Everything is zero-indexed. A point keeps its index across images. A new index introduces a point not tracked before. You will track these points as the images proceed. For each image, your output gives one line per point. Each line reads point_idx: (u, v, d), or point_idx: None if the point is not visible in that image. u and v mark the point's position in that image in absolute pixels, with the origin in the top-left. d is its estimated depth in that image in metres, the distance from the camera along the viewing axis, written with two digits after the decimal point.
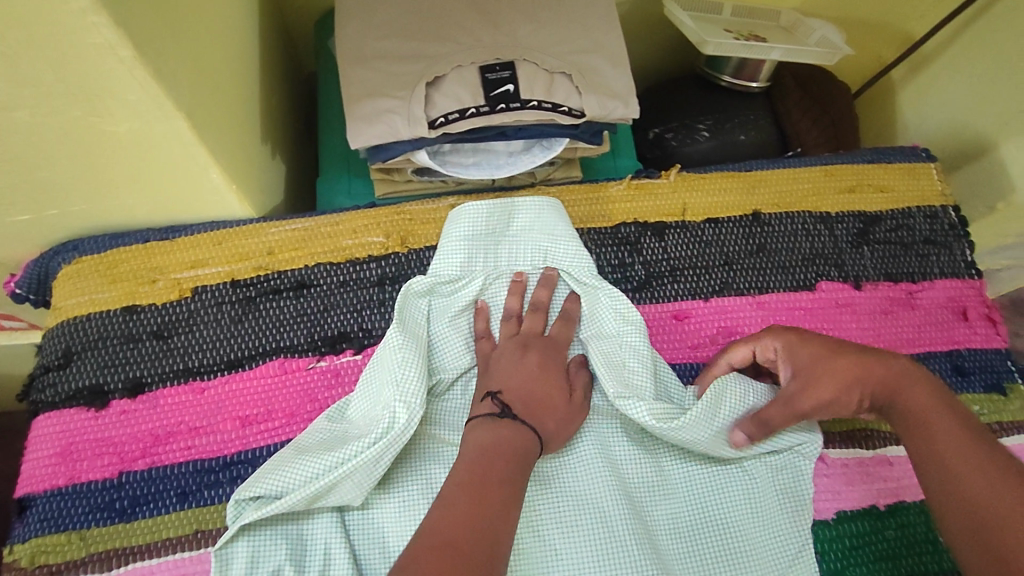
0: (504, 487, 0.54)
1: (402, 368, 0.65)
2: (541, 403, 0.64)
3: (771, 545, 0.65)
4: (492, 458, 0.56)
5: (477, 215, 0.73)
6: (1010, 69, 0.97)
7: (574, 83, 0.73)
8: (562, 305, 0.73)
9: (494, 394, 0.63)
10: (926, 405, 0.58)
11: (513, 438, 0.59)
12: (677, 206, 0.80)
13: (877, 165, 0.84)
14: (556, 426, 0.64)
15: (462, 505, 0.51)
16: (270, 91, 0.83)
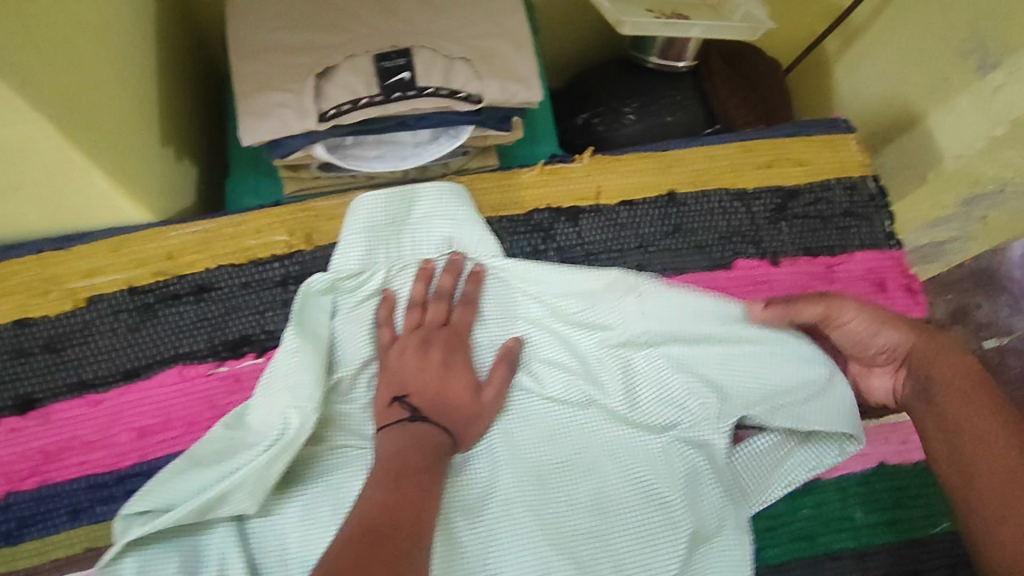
0: (422, 475, 0.58)
1: (296, 372, 0.62)
2: (446, 402, 0.65)
3: (693, 518, 0.65)
4: (409, 452, 0.59)
5: (376, 205, 0.70)
6: (931, 39, 0.95)
7: (475, 68, 0.69)
8: (461, 289, 0.71)
9: (400, 397, 0.64)
10: (956, 379, 0.61)
11: (423, 435, 0.62)
12: (590, 190, 0.78)
13: (796, 139, 0.82)
14: (464, 418, 0.65)
15: (387, 497, 0.54)
16: (172, 93, 0.80)
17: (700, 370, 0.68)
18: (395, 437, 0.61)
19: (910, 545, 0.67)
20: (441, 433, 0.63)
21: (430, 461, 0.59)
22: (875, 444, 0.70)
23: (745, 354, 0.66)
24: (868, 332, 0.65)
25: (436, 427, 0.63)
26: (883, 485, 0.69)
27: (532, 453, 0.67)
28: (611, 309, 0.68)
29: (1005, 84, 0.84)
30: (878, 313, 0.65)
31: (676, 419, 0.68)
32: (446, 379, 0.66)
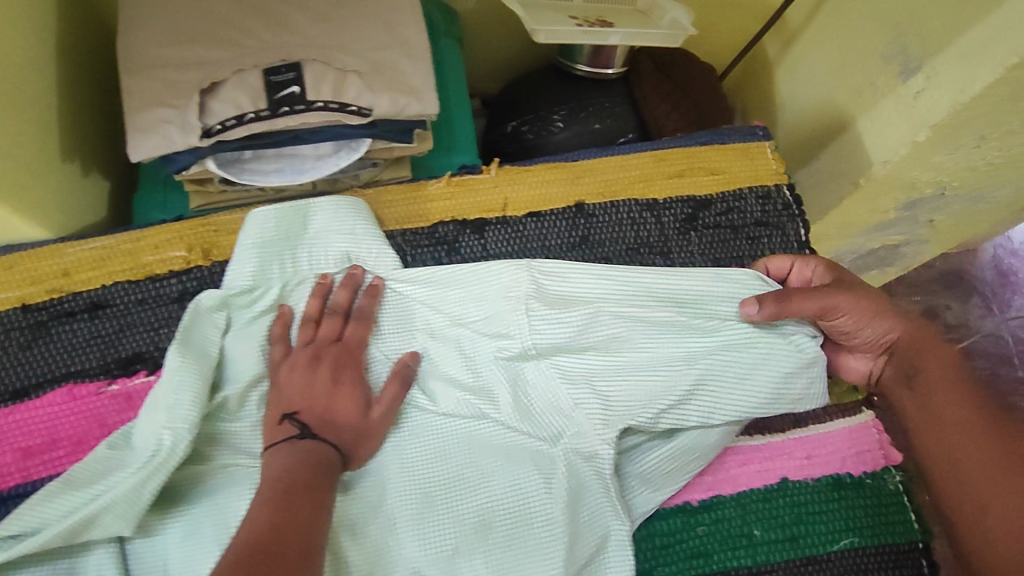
0: (305, 495, 0.56)
1: (174, 392, 0.62)
2: (336, 419, 0.64)
3: (576, 531, 0.64)
4: (294, 470, 0.58)
5: (267, 220, 0.70)
6: (859, 43, 0.94)
7: (367, 81, 0.69)
8: (357, 303, 0.71)
9: (290, 413, 0.63)
10: (936, 365, 0.68)
11: (311, 452, 0.60)
12: (497, 202, 0.77)
13: (711, 147, 0.81)
14: (355, 436, 0.64)
15: (273, 516, 0.53)
16: (90, 106, 0.79)
17: (590, 381, 0.68)
18: (281, 456, 0.60)
19: (808, 563, 0.66)
20: (329, 451, 0.61)
21: (316, 479, 0.58)
22: (777, 459, 0.70)
23: (635, 363, 0.68)
24: (868, 319, 0.68)
25: (326, 445, 0.61)
26: (784, 501, 0.68)
27: (420, 470, 0.67)
28: (505, 320, 0.71)
29: (923, 89, 0.82)
30: (874, 305, 0.68)
31: (563, 428, 0.68)
32: (335, 396, 0.65)
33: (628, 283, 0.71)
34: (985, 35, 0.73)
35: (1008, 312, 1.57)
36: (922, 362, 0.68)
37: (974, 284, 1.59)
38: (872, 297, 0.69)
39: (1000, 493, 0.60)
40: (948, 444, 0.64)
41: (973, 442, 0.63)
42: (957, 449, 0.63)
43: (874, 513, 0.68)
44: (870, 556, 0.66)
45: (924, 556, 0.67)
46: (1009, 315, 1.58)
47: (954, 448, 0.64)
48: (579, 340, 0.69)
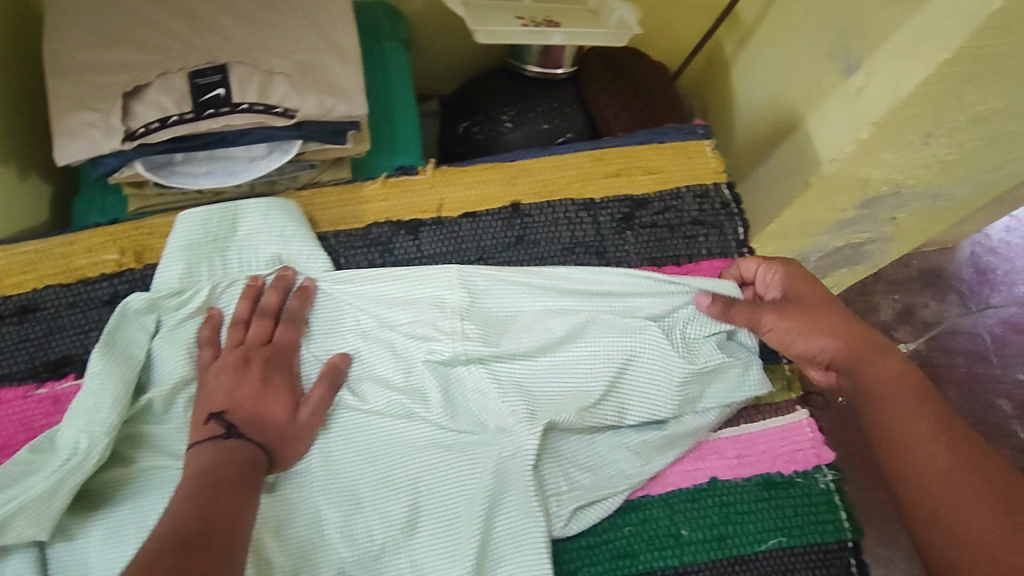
0: (233, 493, 0.54)
1: (94, 396, 0.63)
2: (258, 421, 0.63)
3: (494, 531, 0.65)
4: (220, 466, 0.56)
5: (194, 223, 0.70)
6: (807, 41, 0.93)
7: (293, 82, 0.69)
8: (287, 305, 0.71)
9: (218, 412, 0.62)
10: (882, 371, 0.63)
11: (236, 450, 0.59)
12: (433, 202, 0.77)
13: (648, 147, 0.80)
14: (280, 437, 0.64)
15: (192, 510, 0.51)
16: (34, 111, 0.79)
17: (516, 383, 0.70)
18: (202, 457, 0.58)
19: (734, 563, 0.66)
20: (255, 450, 0.60)
21: (242, 477, 0.56)
22: (708, 459, 0.69)
23: (560, 358, 0.70)
24: (803, 332, 0.66)
25: (254, 445, 0.61)
26: (713, 501, 0.68)
27: (348, 471, 0.67)
28: (440, 328, 0.71)
29: (864, 86, 0.82)
30: (807, 323, 0.66)
31: (483, 420, 0.69)
32: (262, 397, 0.64)
33: (553, 278, 0.73)
34: (918, 31, 0.72)
35: (985, 310, 1.55)
36: (863, 375, 0.63)
37: (951, 281, 1.57)
38: (807, 315, 0.66)
39: (966, 500, 0.53)
40: (905, 448, 0.58)
41: (929, 445, 0.57)
42: (914, 451, 0.57)
43: (804, 513, 0.67)
44: (799, 556, 0.66)
45: (853, 555, 0.67)
46: (986, 313, 1.56)
47: (912, 454, 0.57)
48: (509, 345, 0.70)
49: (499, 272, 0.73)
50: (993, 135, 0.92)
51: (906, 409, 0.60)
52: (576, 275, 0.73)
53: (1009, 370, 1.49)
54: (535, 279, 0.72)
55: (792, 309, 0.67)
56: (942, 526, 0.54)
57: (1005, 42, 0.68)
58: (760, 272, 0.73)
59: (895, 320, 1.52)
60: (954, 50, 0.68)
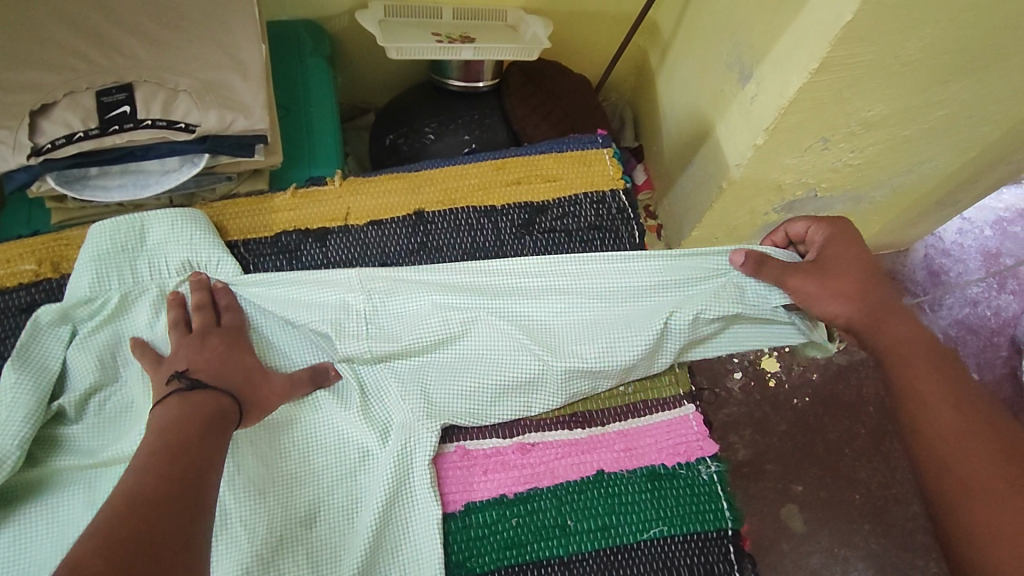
0: (205, 443, 0.57)
1: (6, 410, 0.66)
2: (234, 376, 0.66)
3: (391, 524, 0.68)
4: (188, 419, 0.58)
5: (105, 234, 0.74)
6: (712, 50, 0.97)
7: (195, 99, 0.73)
8: (219, 300, 0.73)
9: (180, 372, 0.64)
10: (895, 340, 0.71)
11: (201, 402, 0.61)
12: (340, 211, 0.82)
13: (548, 156, 0.86)
14: (252, 393, 0.66)
15: (153, 469, 0.53)
16: None
17: (415, 375, 0.74)
18: (167, 407, 0.60)
19: (618, 552, 0.70)
20: (220, 398, 0.62)
21: (201, 428, 0.58)
22: (597, 451, 0.74)
23: (459, 352, 0.75)
24: (825, 297, 0.74)
25: (218, 391, 0.63)
26: (599, 492, 0.72)
27: (256, 469, 0.68)
28: (354, 330, 0.75)
29: (757, 93, 0.85)
30: (836, 286, 0.74)
31: (378, 425, 0.72)
32: (227, 361, 0.67)
33: (449, 282, 0.76)
34: (792, 41, 0.76)
35: (939, 311, 1.54)
36: (878, 338, 0.72)
37: (905, 283, 1.57)
38: (853, 268, 0.74)
39: (970, 454, 0.63)
40: (918, 407, 0.67)
41: (942, 408, 0.65)
42: (925, 408, 0.66)
43: (685, 503, 0.72)
44: (678, 544, 0.71)
45: (731, 542, 0.72)
46: (941, 313, 1.55)
47: (928, 411, 0.66)
48: (411, 340, 0.74)
49: (397, 276, 0.77)
50: (894, 138, 0.93)
51: (920, 369, 0.68)
52: (469, 277, 0.76)
53: None
54: (429, 276, 0.77)
55: (834, 263, 0.75)
56: (954, 471, 0.63)
57: (866, 50, 0.71)
58: (810, 230, 0.80)
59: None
60: (819, 60, 0.72)
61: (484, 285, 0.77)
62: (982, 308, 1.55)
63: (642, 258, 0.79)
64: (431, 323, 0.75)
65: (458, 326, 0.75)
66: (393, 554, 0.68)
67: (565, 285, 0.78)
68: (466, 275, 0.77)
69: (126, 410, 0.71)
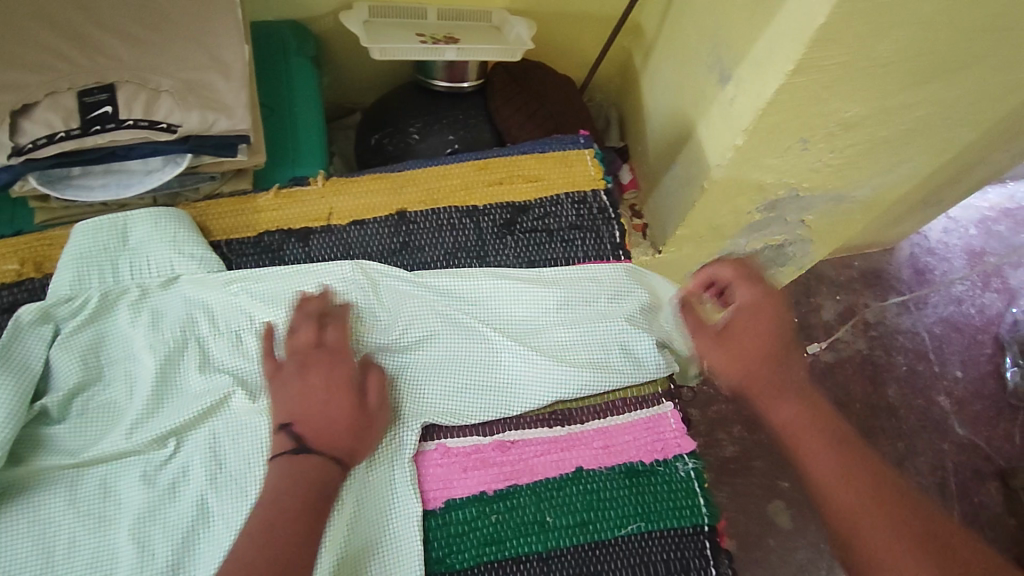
0: (304, 514, 0.61)
1: None
2: (339, 425, 0.66)
3: (370, 518, 0.68)
4: (294, 491, 0.61)
5: (88, 233, 0.75)
6: (692, 53, 0.98)
7: (177, 99, 0.73)
8: (330, 309, 0.73)
9: (286, 424, 0.65)
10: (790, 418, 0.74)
11: (307, 470, 0.63)
12: (323, 211, 0.83)
13: (529, 157, 0.88)
14: (357, 443, 0.67)
15: (273, 549, 0.57)
16: None
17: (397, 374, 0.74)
18: (277, 472, 0.63)
19: (596, 548, 0.71)
20: (326, 464, 0.64)
21: (306, 502, 0.61)
22: (577, 449, 0.75)
23: (440, 351, 0.76)
24: (719, 359, 0.79)
25: (326, 458, 0.64)
26: (577, 489, 0.73)
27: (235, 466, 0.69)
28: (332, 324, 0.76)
29: (735, 95, 0.86)
30: (731, 354, 0.78)
31: None
32: (331, 402, 0.66)
33: (434, 285, 0.79)
34: (769, 43, 0.77)
35: (924, 309, 1.56)
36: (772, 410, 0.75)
37: (891, 281, 1.59)
38: (753, 335, 0.78)
39: (882, 535, 0.65)
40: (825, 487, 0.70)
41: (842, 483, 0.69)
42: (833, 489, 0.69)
43: (662, 499, 0.73)
44: (655, 540, 0.72)
45: (708, 538, 0.73)
46: (926, 311, 1.56)
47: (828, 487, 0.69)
48: (395, 337, 0.76)
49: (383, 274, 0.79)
50: (873, 139, 0.94)
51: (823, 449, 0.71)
52: (452, 280, 0.80)
53: (948, 368, 1.50)
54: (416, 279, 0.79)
55: (739, 333, 0.79)
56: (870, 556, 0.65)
57: (841, 52, 0.73)
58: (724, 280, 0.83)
59: (836, 319, 1.53)
60: (796, 62, 0.73)
61: (461, 290, 0.79)
62: (966, 306, 1.57)
63: (613, 267, 0.83)
64: (416, 323, 0.77)
65: (441, 324, 0.77)
66: (373, 551, 0.67)
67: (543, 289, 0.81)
68: (450, 277, 0.80)
69: (109, 410, 0.71)
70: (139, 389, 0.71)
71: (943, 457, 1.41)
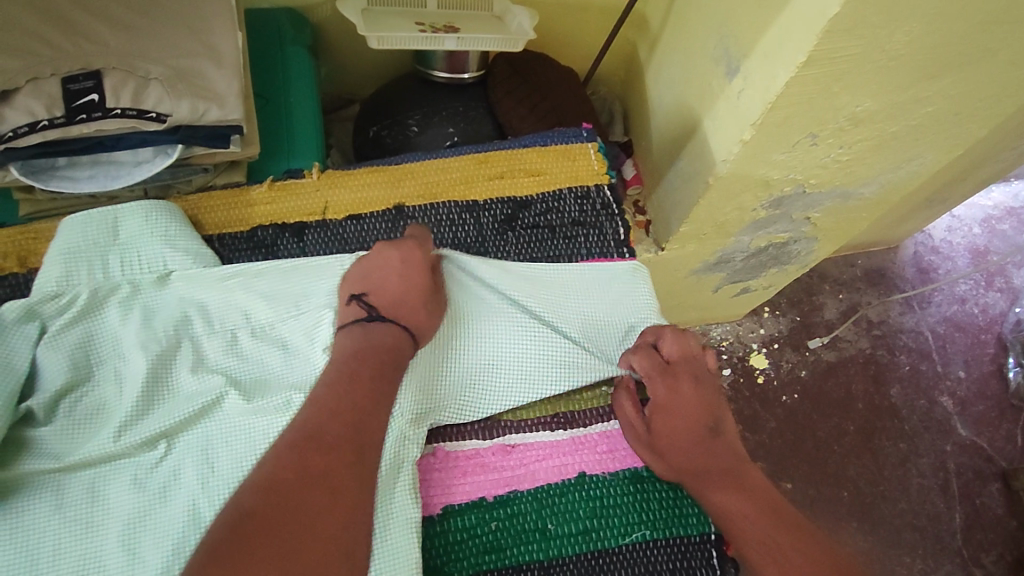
0: (372, 379, 0.62)
1: None
2: (407, 299, 0.70)
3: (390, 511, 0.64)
4: (369, 352, 0.64)
5: (77, 228, 0.73)
6: (700, 43, 0.95)
7: (166, 87, 0.70)
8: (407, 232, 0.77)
9: (358, 295, 0.70)
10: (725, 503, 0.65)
11: (379, 334, 0.67)
12: (318, 206, 0.80)
13: (532, 150, 0.84)
14: (423, 318, 0.70)
15: (336, 405, 0.58)
16: None
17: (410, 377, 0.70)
18: (351, 337, 0.66)
19: (599, 557, 0.69)
20: (397, 332, 0.68)
21: (384, 365, 0.64)
22: (579, 453, 0.73)
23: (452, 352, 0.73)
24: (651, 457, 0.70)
25: (398, 325, 0.68)
26: (580, 496, 0.71)
27: (229, 470, 0.66)
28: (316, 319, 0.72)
29: (743, 88, 0.84)
30: (661, 449, 0.69)
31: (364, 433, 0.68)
32: (404, 277, 0.71)
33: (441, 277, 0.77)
34: (779, 35, 0.74)
35: (928, 308, 1.54)
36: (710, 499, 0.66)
37: (894, 280, 1.56)
38: (681, 431, 0.69)
39: None
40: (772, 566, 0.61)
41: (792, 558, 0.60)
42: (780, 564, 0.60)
43: (668, 506, 0.71)
44: (660, 549, 0.70)
45: (714, 547, 0.70)
46: (929, 309, 1.54)
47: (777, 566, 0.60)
48: None
49: None
50: (882, 135, 0.92)
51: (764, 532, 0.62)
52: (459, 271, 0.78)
53: (951, 368, 1.48)
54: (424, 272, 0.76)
55: (662, 425, 0.70)
56: None
57: (854, 43, 0.70)
58: (643, 360, 0.73)
59: (840, 318, 1.51)
60: (806, 54, 0.70)
61: (453, 284, 0.77)
62: (970, 305, 1.55)
63: (616, 266, 0.82)
64: None
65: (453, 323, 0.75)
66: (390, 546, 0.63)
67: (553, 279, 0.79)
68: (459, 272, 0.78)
69: (98, 411, 0.68)
70: (129, 390, 0.69)
71: (944, 457, 1.39)
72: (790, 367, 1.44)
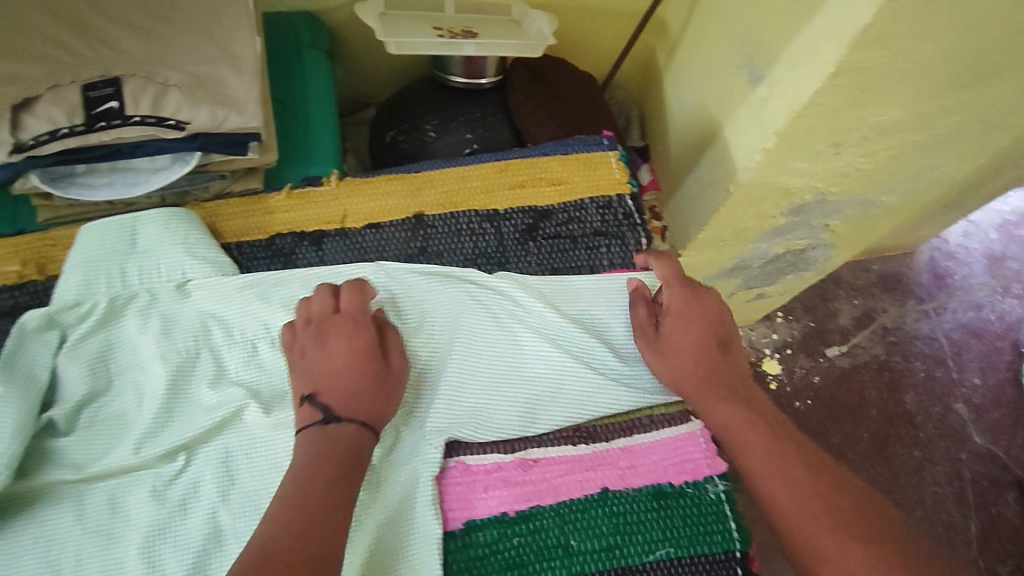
0: (329, 488, 0.58)
1: None
2: (356, 393, 0.64)
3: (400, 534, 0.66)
4: (324, 459, 0.60)
5: (97, 235, 0.72)
6: (721, 49, 0.94)
7: (186, 94, 0.69)
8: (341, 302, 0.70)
9: (309, 396, 0.65)
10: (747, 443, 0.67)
11: (337, 435, 0.62)
12: (337, 214, 0.79)
13: (552, 159, 0.84)
14: (380, 408, 0.65)
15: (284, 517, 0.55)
16: None
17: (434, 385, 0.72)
18: (306, 443, 0.62)
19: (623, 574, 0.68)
20: (356, 429, 0.63)
21: (344, 467, 0.60)
22: (601, 468, 0.72)
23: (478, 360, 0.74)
24: (658, 360, 0.74)
25: (354, 424, 0.63)
26: (603, 512, 0.69)
27: (250, 482, 0.66)
28: None
29: (768, 96, 0.82)
30: (674, 351, 0.73)
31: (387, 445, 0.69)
32: (352, 366, 0.66)
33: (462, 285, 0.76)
34: (807, 43, 0.73)
35: (943, 315, 1.52)
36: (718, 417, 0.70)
37: (910, 286, 1.54)
38: (697, 342, 0.72)
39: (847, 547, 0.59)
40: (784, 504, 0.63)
41: (807, 500, 0.62)
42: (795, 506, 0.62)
43: (692, 523, 0.70)
44: (685, 567, 0.69)
45: (739, 565, 0.69)
46: (945, 316, 1.52)
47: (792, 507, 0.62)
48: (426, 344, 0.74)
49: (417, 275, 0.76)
50: (905, 143, 0.90)
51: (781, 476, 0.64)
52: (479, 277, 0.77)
53: (966, 375, 1.46)
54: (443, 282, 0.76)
55: (677, 333, 0.73)
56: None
57: (884, 53, 0.68)
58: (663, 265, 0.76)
59: (855, 325, 1.49)
60: (835, 63, 0.69)
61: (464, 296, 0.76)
62: (986, 312, 1.53)
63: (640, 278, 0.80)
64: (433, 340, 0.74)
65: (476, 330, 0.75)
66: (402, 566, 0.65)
67: (576, 289, 0.79)
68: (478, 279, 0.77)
69: (117, 422, 0.68)
70: (148, 400, 0.68)
71: (960, 466, 1.37)
72: (803, 374, 1.43)
